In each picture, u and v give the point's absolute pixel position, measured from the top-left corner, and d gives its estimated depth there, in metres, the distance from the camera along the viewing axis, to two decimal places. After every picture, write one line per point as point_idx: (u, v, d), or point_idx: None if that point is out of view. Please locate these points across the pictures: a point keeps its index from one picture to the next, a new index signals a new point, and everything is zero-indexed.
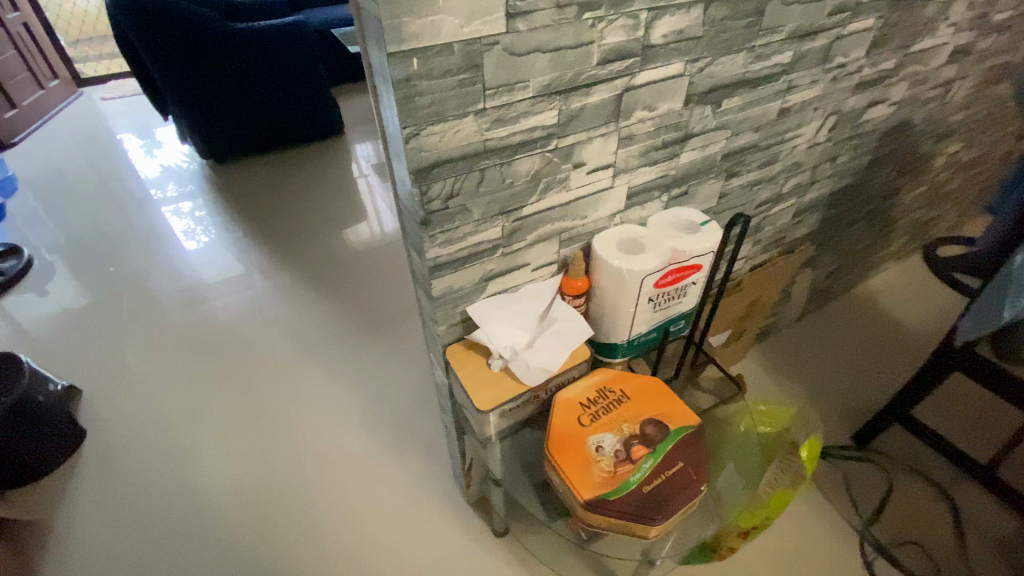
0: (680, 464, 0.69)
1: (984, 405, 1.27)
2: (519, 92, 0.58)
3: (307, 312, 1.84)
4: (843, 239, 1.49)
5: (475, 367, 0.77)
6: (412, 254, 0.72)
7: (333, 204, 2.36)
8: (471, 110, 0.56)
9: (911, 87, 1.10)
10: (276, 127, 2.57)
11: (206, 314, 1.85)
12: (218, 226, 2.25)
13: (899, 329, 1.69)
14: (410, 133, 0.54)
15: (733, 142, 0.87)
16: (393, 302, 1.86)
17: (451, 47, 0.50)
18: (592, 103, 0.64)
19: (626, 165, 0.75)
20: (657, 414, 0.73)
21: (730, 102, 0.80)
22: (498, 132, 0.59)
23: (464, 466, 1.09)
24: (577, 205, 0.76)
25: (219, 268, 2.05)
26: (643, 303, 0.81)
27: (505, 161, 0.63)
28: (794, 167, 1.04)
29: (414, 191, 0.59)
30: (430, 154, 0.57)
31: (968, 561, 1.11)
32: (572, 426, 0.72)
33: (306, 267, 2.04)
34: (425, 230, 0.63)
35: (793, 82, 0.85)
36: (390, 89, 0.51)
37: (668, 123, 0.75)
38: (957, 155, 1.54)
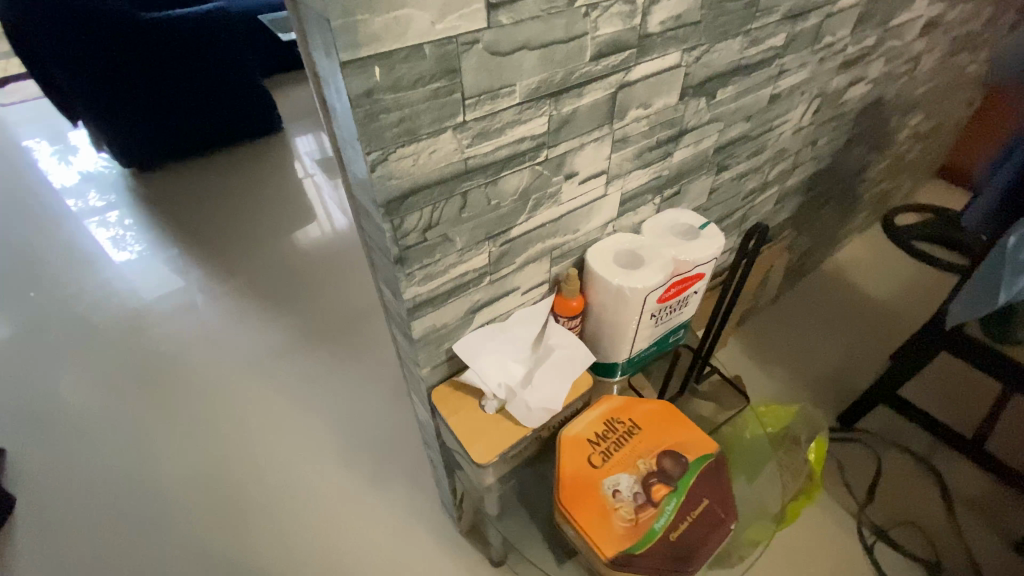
0: (706, 502, 0.63)
1: (965, 379, 1.30)
2: (505, 99, 0.48)
3: (261, 331, 1.67)
4: (816, 218, 1.47)
5: (468, 411, 0.68)
6: (386, 291, 0.61)
7: (280, 208, 2.16)
8: (448, 125, 0.45)
9: (887, 64, 1.07)
10: (208, 127, 2.33)
11: (145, 342, 1.65)
12: (150, 240, 2.02)
13: (868, 302, 1.71)
14: (376, 158, 0.43)
15: (725, 135, 0.80)
16: (356, 312, 1.71)
17: (421, 50, 0.40)
18: (585, 105, 0.55)
19: (620, 170, 0.67)
20: (673, 445, 0.67)
21: (725, 93, 0.72)
22: (481, 148, 0.49)
23: (454, 501, 1.00)
24: (569, 219, 0.67)
25: (156, 287, 1.84)
26: (645, 319, 0.73)
27: (491, 180, 0.53)
28: (779, 154, 0.99)
29: (385, 226, 0.48)
30: (402, 181, 0.46)
31: (961, 535, 1.13)
32: (583, 468, 0.65)
33: (255, 280, 1.85)
34: (400, 269, 0.53)
35: (784, 66, 0.79)
36: (345, 106, 0.40)
37: (663, 121, 0.67)
38: (918, 127, 1.55)
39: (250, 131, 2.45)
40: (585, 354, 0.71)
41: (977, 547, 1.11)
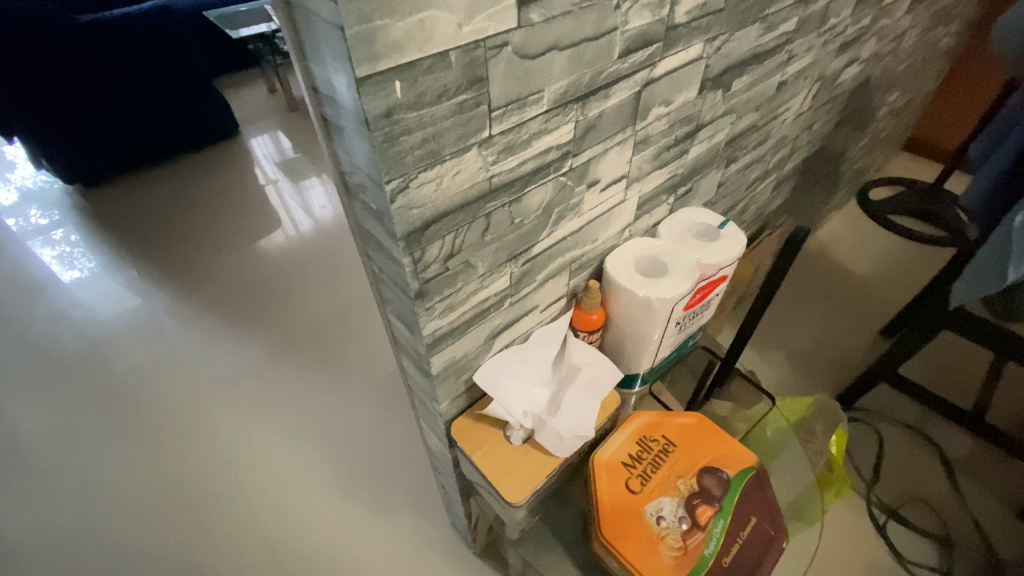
0: (752, 520, 0.60)
1: (955, 353, 1.33)
2: (533, 108, 0.42)
3: (237, 352, 1.55)
4: (805, 200, 1.47)
5: (494, 444, 0.63)
6: (398, 324, 0.55)
7: (244, 218, 2.03)
8: (474, 142, 0.39)
9: (877, 43, 1.06)
10: (158, 136, 2.17)
11: (108, 375, 1.51)
12: (106, 261, 1.86)
13: (855, 278, 1.73)
14: (397, 187, 0.37)
15: (736, 127, 0.76)
16: (338, 324, 1.61)
17: (446, 58, 0.34)
18: (611, 107, 0.50)
19: (639, 173, 0.62)
20: (712, 461, 0.64)
21: (739, 83, 0.68)
22: (507, 164, 0.43)
23: (470, 525, 0.94)
24: (589, 229, 0.62)
25: (118, 310, 1.70)
26: (670, 328, 0.69)
27: (515, 197, 0.47)
28: (781, 142, 0.96)
29: (405, 260, 0.42)
30: (425, 210, 0.40)
31: (965, 504, 1.15)
32: (623, 495, 0.61)
33: (226, 297, 1.73)
34: (421, 305, 0.47)
35: (793, 52, 0.75)
36: (360, 128, 0.34)
37: (682, 117, 0.62)
38: (895, 103, 1.57)
39: (205, 136, 2.29)
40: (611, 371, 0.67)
41: (981, 516, 1.14)
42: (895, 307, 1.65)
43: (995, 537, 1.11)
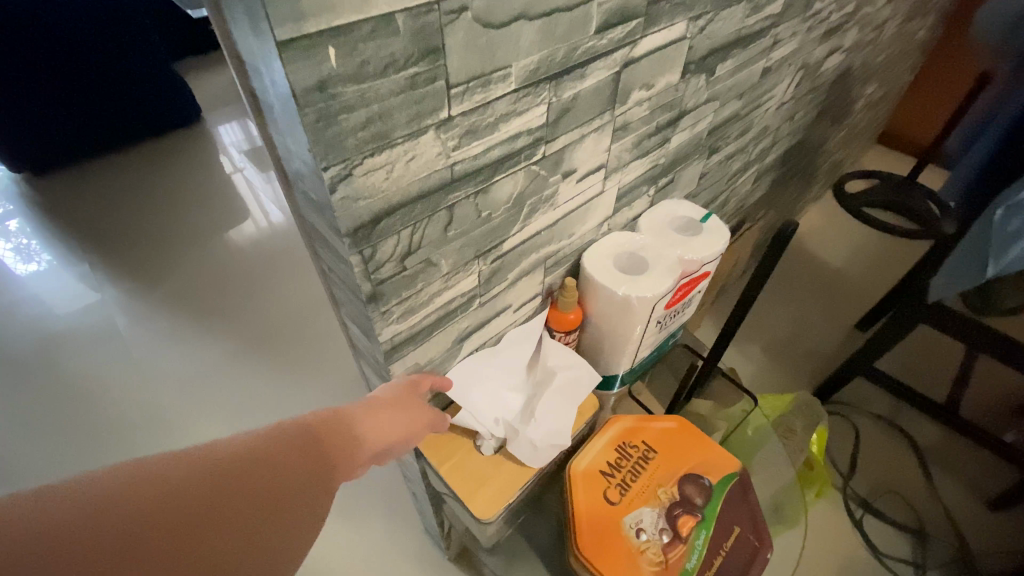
0: (736, 530, 0.57)
1: (929, 345, 1.34)
2: (498, 87, 0.37)
3: (199, 350, 1.47)
4: (785, 191, 1.45)
5: (464, 454, 0.59)
6: (354, 328, 0.50)
7: (206, 208, 1.92)
8: (430, 123, 0.34)
9: (859, 32, 1.03)
10: (113, 122, 2.04)
11: (59, 376, 1.42)
12: (58, 254, 1.75)
13: (831, 271, 1.73)
14: (337, 175, 0.31)
15: (719, 115, 0.72)
16: (302, 319, 1.53)
17: (391, 22, 0.28)
18: (588, 88, 0.45)
19: (619, 162, 0.58)
20: (693, 468, 0.61)
21: (723, 68, 0.65)
22: (470, 150, 0.38)
23: (443, 532, 0.90)
24: (565, 223, 0.57)
25: (68, 308, 1.59)
26: (650, 328, 0.66)
27: (481, 188, 0.42)
28: (763, 132, 0.93)
29: (353, 259, 0.37)
30: (374, 201, 0.35)
31: (939, 496, 1.15)
32: (601, 506, 0.57)
33: (187, 292, 1.64)
34: (375, 309, 0.42)
35: (778, 37, 0.72)
36: (288, 105, 0.29)
37: (664, 103, 0.58)
38: (872, 95, 1.56)
39: (164, 123, 2.16)
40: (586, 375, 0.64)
41: (955, 507, 1.14)
42: (871, 299, 1.66)
43: (968, 527, 1.11)
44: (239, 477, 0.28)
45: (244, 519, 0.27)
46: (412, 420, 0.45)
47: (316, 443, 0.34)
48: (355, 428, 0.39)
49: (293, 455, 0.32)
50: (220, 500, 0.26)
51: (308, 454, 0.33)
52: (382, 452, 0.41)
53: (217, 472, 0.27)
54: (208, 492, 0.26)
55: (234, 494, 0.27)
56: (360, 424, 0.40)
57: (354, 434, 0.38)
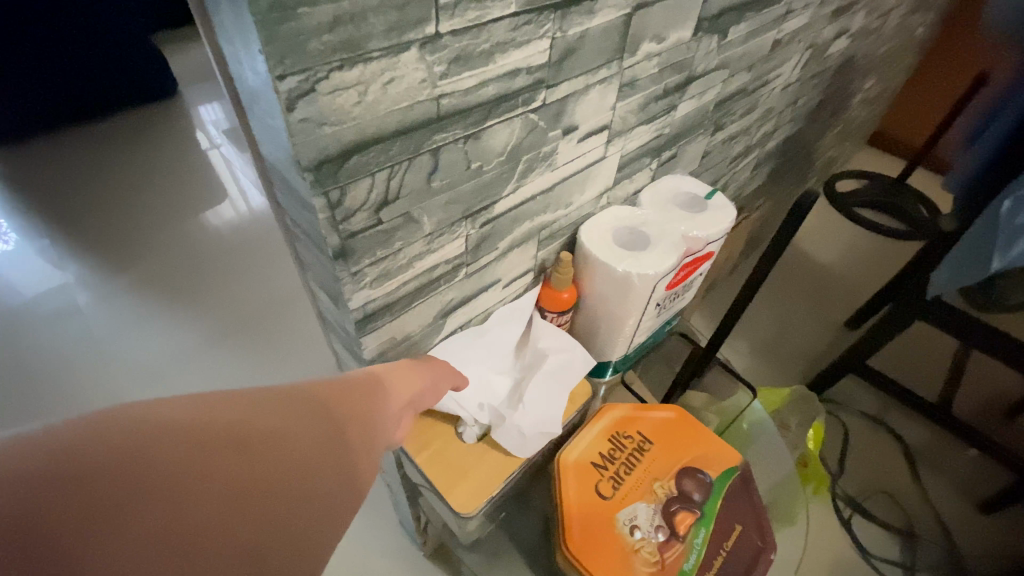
0: (738, 527, 0.53)
1: (919, 344, 1.32)
2: (496, 6, 0.31)
3: (168, 332, 1.39)
4: (781, 185, 1.43)
5: (444, 442, 0.53)
6: (321, 294, 0.44)
7: (179, 185, 1.83)
8: (413, 37, 0.28)
9: (866, 18, 1.00)
10: (82, 90, 1.92)
11: (15, 357, 1.32)
12: (19, 229, 1.64)
13: (822, 268, 1.71)
14: (298, 88, 0.26)
15: (728, 87, 0.68)
16: (278, 303, 1.46)
17: None
18: (596, 28, 0.40)
19: (623, 125, 0.53)
20: (692, 461, 0.56)
21: (736, 32, 0.60)
22: (460, 81, 0.33)
23: (419, 528, 0.84)
24: (563, 189, 0.52)
25: (25, 286, 1.49)
26: (649, 309, 0.61)
27: (472, 132, 0.37)
28: (767, 114, 0.89)
29: (318, 203, 0.31)
30: (344, 129, 0.29)
31: (928, 497, 1.13)
32: (592, 500, 0.53)
33: (157, 271, 1.55)
34: (343, 268, 0.36)
35: (791, 6, 0.67)
36: None
37: (674, 62, 0.53)
38: (869, 91, 1.55)
39: (138, 94, 2.04)
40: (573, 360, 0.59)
41: (943, 508, 1.12)
42: (861, 298, 1.64)
43: (957, 528, 1.09)
44: (271, 413, 0.24)
45: (288, 449, 0.23)
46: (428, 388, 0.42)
47: (343, 395, 0.31)
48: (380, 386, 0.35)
49: (320, 402, 0.28)
50: (257, 431, 0.23)
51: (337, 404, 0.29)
52: (407, 412, 0.38)
53: (247, 407, 0.24)
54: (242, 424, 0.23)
55: (271, 425, 0.24)
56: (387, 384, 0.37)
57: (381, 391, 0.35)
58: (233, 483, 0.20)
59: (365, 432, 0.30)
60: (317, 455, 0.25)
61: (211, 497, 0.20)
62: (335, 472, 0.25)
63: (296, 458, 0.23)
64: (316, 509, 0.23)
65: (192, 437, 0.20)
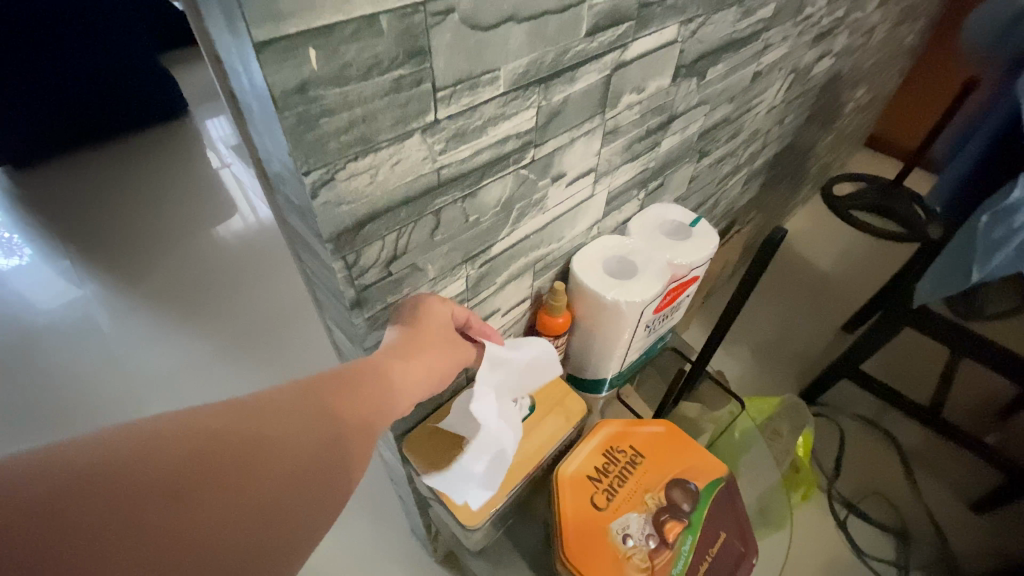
0: (723, 535, 0.58)
1: (913, 349, 1.36)
2: (486, 90, 0.36)
3: (182, 345, 1.44)
4: (776, 194, 1.46)
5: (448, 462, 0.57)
6: (338, 332, 0.49)
7: (191, 202, 1.89)
8: (417, 126, 0.33)
9: (849, 37, 1.04)
10: (97, 114, 2.00)
11: (38, 372, 1.38)
12: (39, 249, 1.71)
13: (819, 272, 1.74)
14: (319, 180, 0.31)
15: (710, 119, 0.72)
16: (287, 315, 1.50)
17: (376, 23, 0.28)
18: (578, 92, 0.44)
19: (609, 166, 0.57)
20: (681, 473, 0.61)
21: (715, 72, 0.64)
22: (457, 153, 0.38)
23: (430, 535, 0.89)
24: (555, 226, 0.57)
25: (46, 298, 1.57)
26: (640, 331, 0.66)
27: (469, 192, 0.42)
28: (753, 136, 0.94)
29: (336, 265, 0.36)
30: (357, 207, 0.34)
31: (921, 497, 1.17)
32: (588, 511, 0.57)
33: (170, 288, 1.60)
34: (358, 315, 0.41)
35: (769, 42, 0.72)
36: (268, 107, 0.28)
37: (655, 106, 0.57)
38: (860, 99, 1.58)
39: (149, 115, 2.12)
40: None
41: (936, 506, 1.16)
42: (857, 301, 1.67)
43: (950, 528, 1.13)
44: (262, 421, 0.28)
45: (272, 461, 0.27)
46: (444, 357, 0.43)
47: (338, 394, 0.33)
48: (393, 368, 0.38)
49: (312, 404, 0.31)
50: (235, 451, 0.26)
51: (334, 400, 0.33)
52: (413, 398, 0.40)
53: (238, 419, 0.28)
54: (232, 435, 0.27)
55: (258, 436, 0.28)
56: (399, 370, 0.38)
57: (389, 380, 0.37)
58: (218, 491, 0.25)
59: (364, 427, 0.33)
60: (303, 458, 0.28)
61: (199, 508, 0.24)
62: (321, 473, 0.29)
63: (276, 470, 0.27)
64: (296, 511, 0.27)
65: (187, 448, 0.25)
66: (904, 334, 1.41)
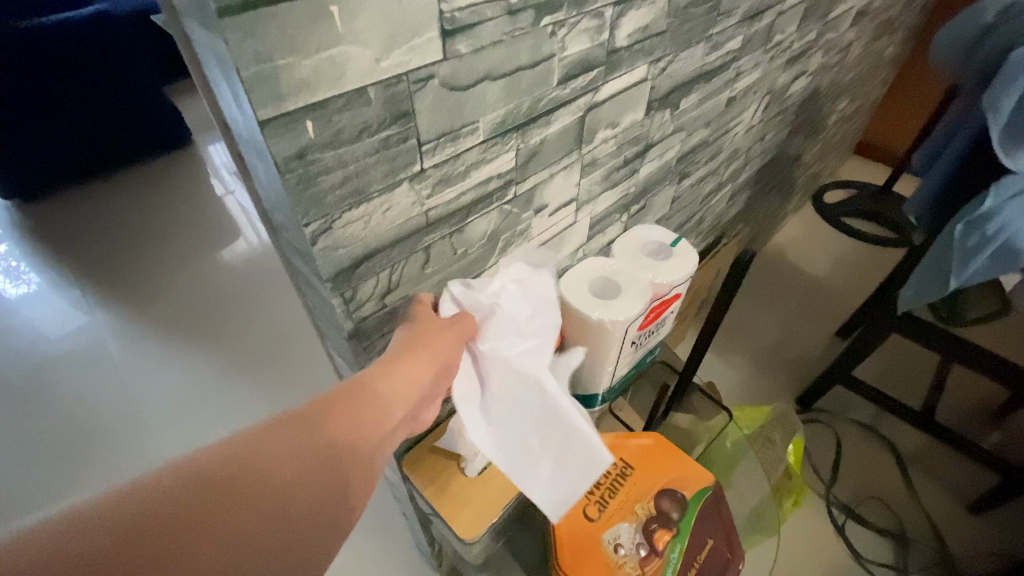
0: (710, 541, 0.61)
1: (905, 354, 1.38)
2: (467, 139, 0.40)
3: (189, 369, 1.47)
4: (765, 205, 1.50)
5: (447, 478, 0.60)
6: (340, 359, 0.52)
7: (196, 228, 1.93)
8: (405, 176, 0.37)
9: (824, 56, 1.09)
10: (104, 146, 2.07)
11: (49, 400, 1.41)
12: (49, 279, 1.75)
13: (813, 280, 1.77)
14: (318, 229, 0.34)
15: (687, 143, 0.76)
16: (290, 336, 1.53)
17: (364, 94, 0.31)
18: (554, 133, 0.48)
19: (589, 195, 0.61)
20: (670, 483, 0.64)
21: (688, 102, 0.68)
22: (443, 196, 0.42)
23: (433, 550, 0.91)
24: (541, 251, 0.60)
25: (55, 325, 1.61)
26: (626, 347, 0.69)
27: (456, 228, 0.45)
28: (734, 154, 0.98)
29: (335, 301, 0.40)
30: (353, 249, 0.38)
31: (918, 499, 1.18)
32: (580, 522, 0.60)
33: (177, 313, 1.64)
34: (357, 344, 0.45)
35: (741, 69, 0.76)
36: (271, 170, 0.31)
37: (631, 138, 0.61)
38: (844, 110, 1.63)
39: (155, 145, 2.18)
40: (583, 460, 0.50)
41: (933, 509, 1.17)
42: (851, 306, 1.69)
43: (948, 530, 1.14)
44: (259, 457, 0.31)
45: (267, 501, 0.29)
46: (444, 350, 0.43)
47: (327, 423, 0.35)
48: (393, 373, 0.39)
49: (303, 439, 0.33)
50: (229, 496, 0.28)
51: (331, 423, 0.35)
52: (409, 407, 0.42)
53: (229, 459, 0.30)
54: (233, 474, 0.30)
55: (259, 473, 0.30)
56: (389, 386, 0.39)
57: (379, 399, 0.38)
58: (219, 526, 0.27)
59: (355, 450, 0.35)
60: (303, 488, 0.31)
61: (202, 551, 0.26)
62: (322, 501, 0.31)
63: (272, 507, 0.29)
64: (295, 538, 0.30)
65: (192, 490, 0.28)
66: (894, 339, 1.44)
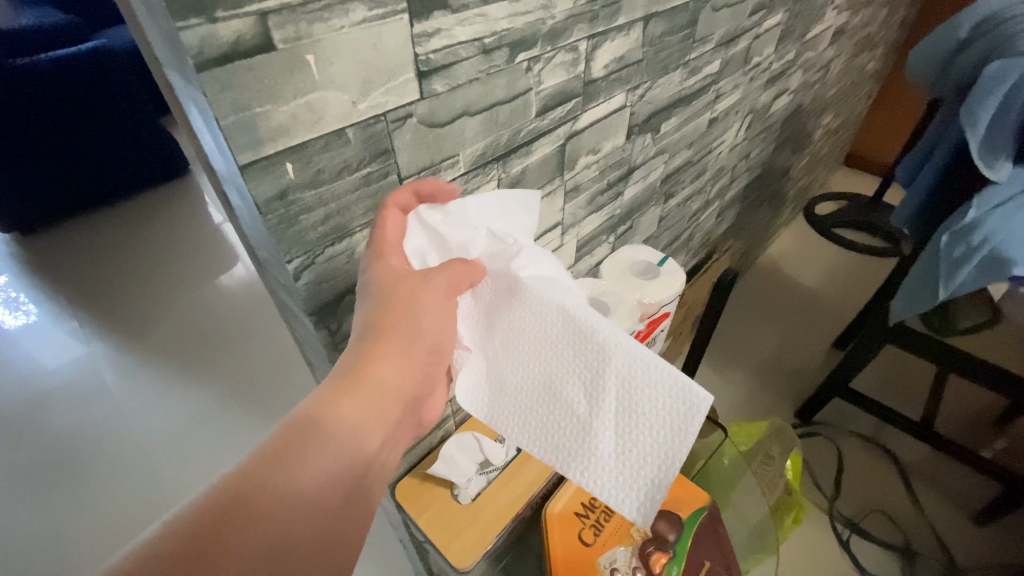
0: (707, 563, 0.61)
1: (900, 365, 1.38)
2: (447, 171, 0.41)
3: (187, 397, 1.46)
4: (756, 219, 1.52)
5: (441, 504, 0.60)
6: None
7: (193, 257, 1.95)
8: (387, 211, 0.39)
9: (804, 74, 1.12)
10: (103, 178, 2.10)
11: (45, 433, 1.40)
12: (48, 310, 1.76)
13: (807, 291, 1.78)
14: (301, 264, 0.35)
15: (671, 164, 0.78)
16: (287, 362, 1.53)
17: (343, 135, 0.33)
18: (535, 162, 0.50)
19: (574, 219, 0.62)
20: (665, 503, 0.63)
21: (669, 125, 0.70)
22: None
23: None
24: None
25: (52, 357, 1.61)
26: None
27: None
28: (720, 171, 0.99)
29: (320, 333, 0.41)
30: (337, 281, 0.39)
31: (923, 511, 1.17)
32: (576, 547, 0.60)
33: (175, 342, 1.64)
34: None
35: (720, 91, 0.78)
36: (253, 210, 0.32)
37: (613, 162, 0.63)
38: (829, 124, 1.66)
39: (154, 176, 2.21)
40: (667, 432, 0.37)
41: (938, 520, 1.16)
42: (846, 317, 1.70)
43: (956, 544, 1.12)
44: (251, 486, 0.32)
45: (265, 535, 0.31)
46: (430, 340, 0.39)
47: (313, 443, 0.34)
48: (375, 377, 0.37)
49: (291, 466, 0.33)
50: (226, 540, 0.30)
51: (319, 444, 0.35)
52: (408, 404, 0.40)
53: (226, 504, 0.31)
54: (232, 510, 0.31)
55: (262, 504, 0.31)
56: (375, 390, 0.37)
57: (365, 406, 0.37)
58: (210, 569, 0.28)
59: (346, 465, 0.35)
60: (293, 521, 0.32)
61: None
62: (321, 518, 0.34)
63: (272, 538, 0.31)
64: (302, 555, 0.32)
65: (196, 532, 0.29)
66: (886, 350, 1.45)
